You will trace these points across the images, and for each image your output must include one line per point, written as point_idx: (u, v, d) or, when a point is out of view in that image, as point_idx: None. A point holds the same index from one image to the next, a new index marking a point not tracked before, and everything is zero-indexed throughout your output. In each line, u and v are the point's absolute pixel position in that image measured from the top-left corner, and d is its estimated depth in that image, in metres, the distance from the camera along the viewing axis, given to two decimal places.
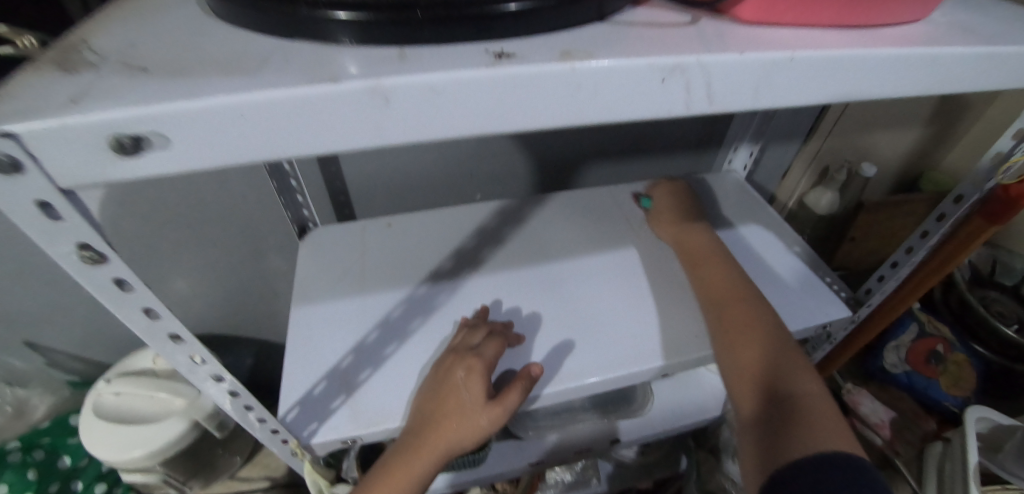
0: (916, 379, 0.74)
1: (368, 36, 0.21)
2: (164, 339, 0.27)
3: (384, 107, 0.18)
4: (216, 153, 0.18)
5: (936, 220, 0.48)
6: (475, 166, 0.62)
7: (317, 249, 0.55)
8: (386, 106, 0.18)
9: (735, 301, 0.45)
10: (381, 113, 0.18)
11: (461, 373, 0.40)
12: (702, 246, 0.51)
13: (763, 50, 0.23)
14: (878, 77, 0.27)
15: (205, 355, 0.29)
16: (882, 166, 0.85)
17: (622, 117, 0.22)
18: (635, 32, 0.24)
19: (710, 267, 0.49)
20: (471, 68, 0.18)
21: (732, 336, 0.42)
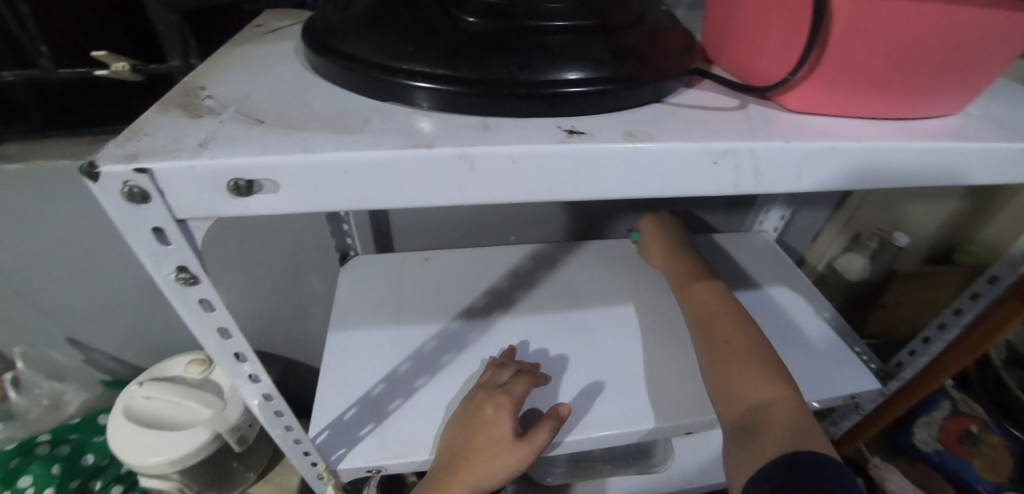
0: (950, 459, 0.70)
1: (455, 105, 0.24)
2: (229, 355, 0.29)
3: (468, 169, 0.22)
4: (317, 197, 0.22)
5: (971, 298, 0.48)
6: (513, 210, 0.64)
7: (357, 277, 0.58)
8: (470, 169, 0.22)
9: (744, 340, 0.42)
10: (465, 176, 0.22)
11: (490, 409, 0.41)
12: (716, 299, 0.47)
13: (808, 140, 0.25)
14: (914, 167, 0.28)
15: (258, 374, 0.32)
16: (915, 236, 0.85)
17: (673, 191, 0.25)
18: (685, 113, 0.27)
19: (721, 308, 0.46)
20: (543, 143, 0.22)
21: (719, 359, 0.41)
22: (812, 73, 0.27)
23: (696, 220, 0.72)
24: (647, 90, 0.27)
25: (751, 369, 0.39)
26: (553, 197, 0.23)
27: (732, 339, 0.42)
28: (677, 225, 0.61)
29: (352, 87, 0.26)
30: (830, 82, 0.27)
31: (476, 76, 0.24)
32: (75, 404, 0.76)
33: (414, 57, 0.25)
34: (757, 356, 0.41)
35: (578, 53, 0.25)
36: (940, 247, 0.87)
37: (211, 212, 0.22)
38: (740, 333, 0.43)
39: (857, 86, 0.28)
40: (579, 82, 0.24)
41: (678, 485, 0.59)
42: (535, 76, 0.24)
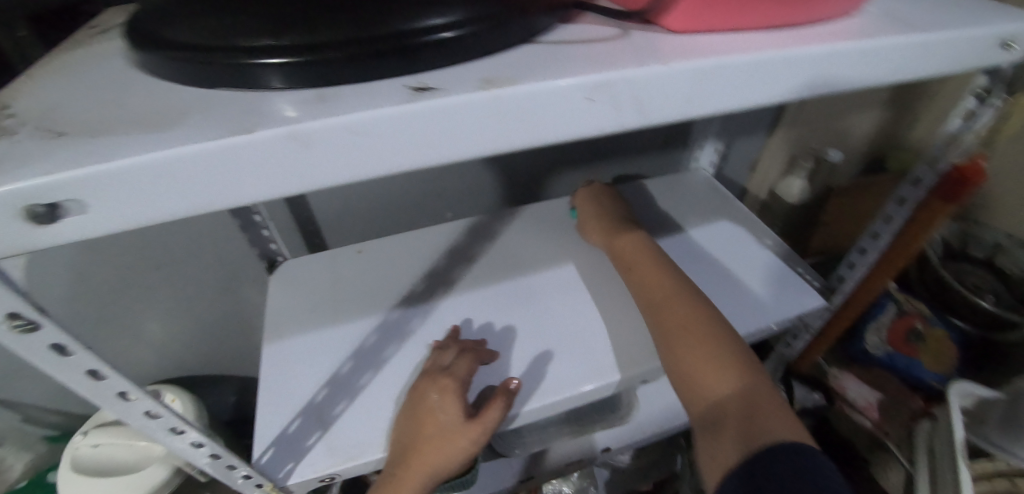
0: (898, 359, 0.73)
1: (302, 78, 0.21)
2: (112, 398, 0.27)
3: (306, 148, 0.19)
4: (144, 206, 0.19)
5: (898, 204, 0.47)
6: (443, 185, 0.62)
7: (287, 282, 0.55)
8: (308, 147, 0.19)
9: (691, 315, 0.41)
10: (306, 156, 0.20)
11: (434, 395, 0.39)
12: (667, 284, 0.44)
13: (690, 60, 0.23)
14: (811, 75, 0.27)
15: (153, 406, 0.29)
16: (849, 149, 0.86)
17: (556, 141, 0.23)
18: (559, 52, 0.24)
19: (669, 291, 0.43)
20: (389, 106, 0.20)
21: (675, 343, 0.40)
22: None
23: (633, 166, 0.71)
24: (514, 30, 0.24)
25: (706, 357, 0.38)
26: (419, 164, 0.21)
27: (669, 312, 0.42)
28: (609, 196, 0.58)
29: (183, 79, 0.23)
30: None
31: (323, 39, 0.21)
32: (19, 466, 0.72)
33: (249, 27, 0.22)
34: (704, 333, 0.40)
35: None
36: (873, 156, 0.89)
37: (14, 248, 0.18)
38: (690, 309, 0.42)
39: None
40: (443, 29, 0.22)
41: (648, 430, 0.59)
42: (391, 28, 0.22)
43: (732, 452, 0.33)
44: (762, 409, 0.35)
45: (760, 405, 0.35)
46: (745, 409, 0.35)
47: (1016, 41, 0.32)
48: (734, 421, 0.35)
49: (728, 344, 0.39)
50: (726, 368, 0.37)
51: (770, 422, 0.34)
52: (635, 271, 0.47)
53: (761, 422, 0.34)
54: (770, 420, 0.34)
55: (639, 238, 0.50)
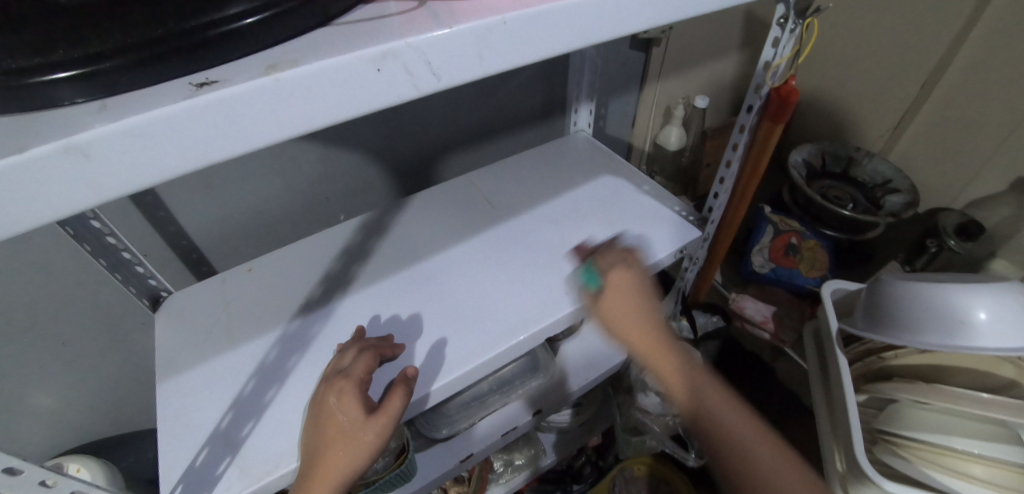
0: (781, 272, 0.83)
1: (100, 87, 0.20)
2: None
3: (85, 162, 0.18)
4: None
5: (739, 132, 0.52)
6: (327, 187, 0.61)
7: (175, 315, 0.52)
8: (87, 160, 0.18)
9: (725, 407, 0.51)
10: (83, 169, 0.18)
11: (333, 398, 0.40)
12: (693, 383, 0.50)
13: (470, 20, 0.24)
14: (601, 21, 0.28)
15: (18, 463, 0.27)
16: (716, 92, 0.93)
17: (356, 115, 0.23)
18: (350, 29, 0.24)
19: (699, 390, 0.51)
20: (163, 105, 0.19)
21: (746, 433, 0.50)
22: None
23: (518, 138, 0.74)
24: (312, 7, 0.24)
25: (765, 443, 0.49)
26: (214, 159, 0.21)
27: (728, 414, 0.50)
28: (610, 248, 0.52)
29: None
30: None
31: (115, 43, 0.20)
32: None
33: (17, 45, 0.19)
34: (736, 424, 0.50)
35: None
36: (739, 95, 0.97)
37: None
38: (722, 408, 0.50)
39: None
40: (248, 13, 0.22)
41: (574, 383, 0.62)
42: (188, 19, 0.21)
43: None
44: None
45: None
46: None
47: None
48: None
49: (756, 437, 0.50)
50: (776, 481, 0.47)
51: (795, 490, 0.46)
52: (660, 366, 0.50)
53: None
54: None
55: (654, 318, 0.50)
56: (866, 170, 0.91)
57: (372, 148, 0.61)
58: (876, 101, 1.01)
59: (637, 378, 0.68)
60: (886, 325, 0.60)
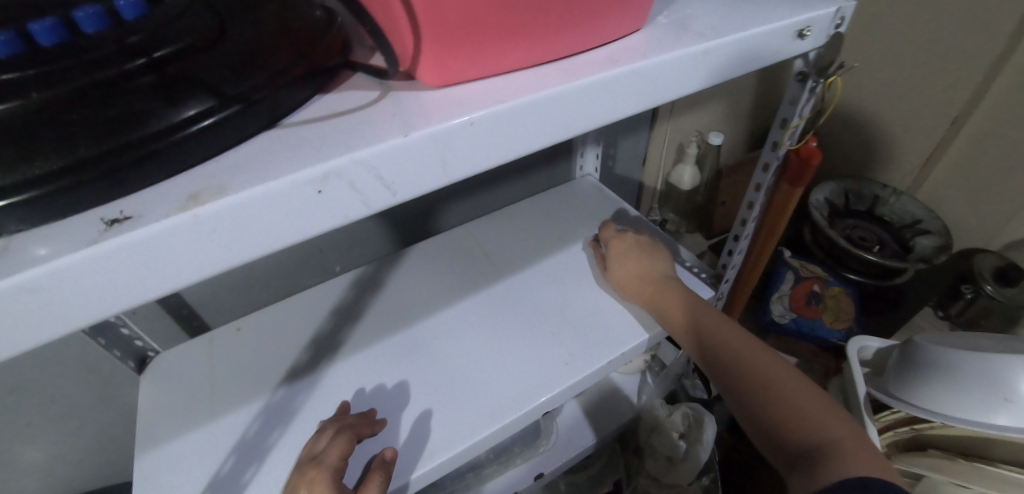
0: (803, 323, 0.78)
1: (39, 214, 0.18)
2: None
3: None
4: None
5: (755, 190, 0.49)
6: (322, 242, 0.59)
7: (160, 379, 0.50)
8: None
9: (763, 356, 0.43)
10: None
11: (304, 489, 0.37)
12: (717, 325, 0.46)
13: (429, 125, 0.22)
14: (585, 108, 0.27)
15: None
16: (732, 128, 0.90)
17: (294, 241, 0.21)
18: (303, 133, 0.22)
19: (729, 337, 0.45)
20: (63, 253, 0.17)
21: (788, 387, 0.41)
22: (424, 37, 0.23)
23: (524, 183, 0.71)
24: (262, 108, 0.22)
25: (810, 397, 0.40)
26: (130, 301, 0.19)
27: (761, 366, 0.42)
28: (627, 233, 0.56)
29: None
30: (451, 43, 0.24)
31: (52, 164, 0.18)
32: None
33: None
34: (781, 375, 0.42)
35: (170, 81, 0.20)
36: (756, 130, 0.94)
37: None
38: (763, 359, 0.43)
39: (479, 35, 0.24)
40: (203, 114, 0.20)
41: (579, 445, 0.59)
42: (128, 131, 0.19)
43: (805, 487, 0.35)
44: (853, 453, 0.36)
45: (838, 450, 0.36)
46: (809, 453, 0.37)
47: (811, 28, 0.35)
48: (807, 461, 0.36)
49: (803, 391, 0.40)
50: (823, 436, 0.37)
51: (851, 452, 0.36)
52: (677, 317, 0.47)
53: (841, 461, 0.35)
54: (853, 454, 0.36)
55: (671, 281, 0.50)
56: (894, 209, 0.87)
57: None
58: (901, 135, 0.96)
59: (647, 439, 0.63)
60: (915, 391, 0.56)
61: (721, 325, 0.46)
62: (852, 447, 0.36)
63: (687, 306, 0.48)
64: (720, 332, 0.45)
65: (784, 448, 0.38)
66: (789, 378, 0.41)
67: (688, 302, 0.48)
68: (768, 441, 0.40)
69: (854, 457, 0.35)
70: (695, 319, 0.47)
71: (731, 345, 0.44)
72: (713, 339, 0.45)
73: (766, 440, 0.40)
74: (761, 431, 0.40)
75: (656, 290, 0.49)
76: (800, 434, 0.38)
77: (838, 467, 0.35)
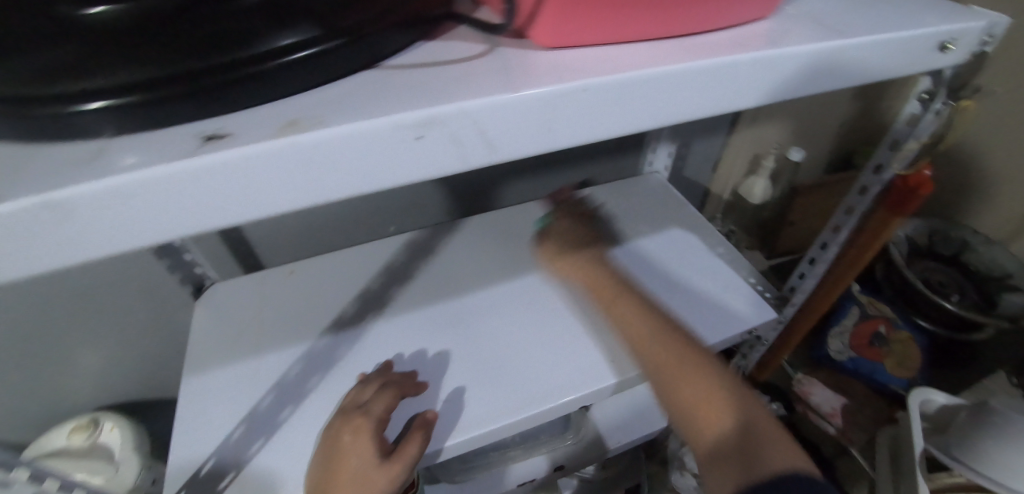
0: (862, 363, 0.72)
1: (129, 121, 0.18)
2: None
3: (63, 222, 0.16)
4: None
5: (846, 213, 0.46)
6: (383, 200, 0.59)
7: (214, 308, 0.51)
8: (66, 221, 0.16)
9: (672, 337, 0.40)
10: (59, 229, 0.17)
11: (348, 436, 0.37)
12: (634, 302, 0.43)
13: (540, 86, 0.20)
14: (700, 93, 0.25)
15: None
16: (817, 146, 0.84)
17: (383, 188, 0.20)
18: (406, 76, 0.21)
19: (647, 314, 0.42)
20: (159, 163, 0.17)
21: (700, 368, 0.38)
22: None
23: (588, 171, 0.69)
24: (363, 46, 0.21)
25: (722, 377, 0.38)
26: (216, 224, 0.19)
27: (671, 345, 0.40)
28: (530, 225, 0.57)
29: None
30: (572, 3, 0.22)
31: (147, 72, 0.17)
32: None
33: (20, 74, 0.17)
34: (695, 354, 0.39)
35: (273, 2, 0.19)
36: (842, 153, 0.88)
37: None
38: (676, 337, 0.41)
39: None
40: (301, 44, 0.19)
41: (604, 446, 0.57)
42: (228, 52, 0.18)
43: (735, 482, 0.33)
44: (770, 440, 0.34)
45: (759, 436, 0.34)
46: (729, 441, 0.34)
47: (956, 42, 0.31)
48: (733, 451, 0.34)
49: (717, 371, 0.38)
50: (742, 420, 0.35)
51: (770, 440, 0.34)
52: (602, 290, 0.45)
53: (762, 449, 0.33)
54: (768, 440, 0.34)
55: (581, 256, 0.49)
56: (983, 259, 0.78)
57: None
58: (1005, 180, 0.88)
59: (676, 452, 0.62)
60: (976, 458, 0.52)
61: (633, 304, 0.43)
62: (766, 430, 0.35)
63: (603, 282, 0.46)
64: (640, 308, 0.43)
65: (703, 432, 0.36)
66: (703, 359, 0.39)
67: (597, 274, 0.46)
68: (688, 429, 0.37)
69: (778, 448, 0.33)
70: (617, 298, 0.44)
71: (645, 326, 0.42)
72: (632, 318, 0.42)
73: (684, 425, 0.37)
74: (677, 412, 0.38)
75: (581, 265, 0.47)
76: (715, 416, 0.36)
77: (767, 459, 0.33)
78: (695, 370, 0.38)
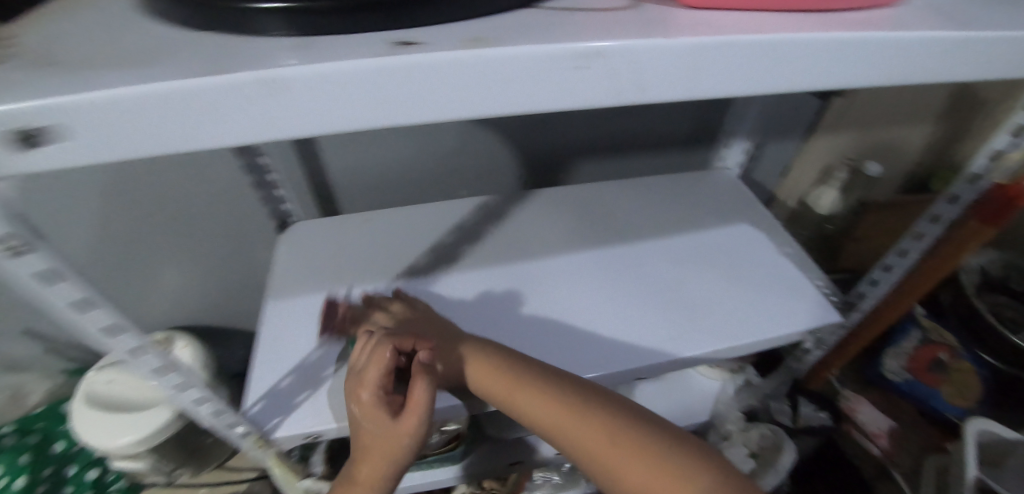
0: (917, 387, 0.71)
1: (296, 24, 0.20)
2: (75, 304, 0.26)
3: (274, 96, 0.19)
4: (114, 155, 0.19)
5: (931, 220, 0.46)
6: (458, 162, 0.62)
7: (295, 243, 0.55)
8: (278, 96, 0.19)
9: (599, 421, 0.35)
10: (272, 102, 0.19)
11: (359, 407, 0.38)
12: (545, 394, 0.37)
13: (694, 35, 0.22)
14: (828, 66, 0.25)
15: (118, 326, 0.29)
16: (894, 163, 0.81)
17: (539, 111, 0.22)
18: (559, 17, 0.23)
19: (562, 403, 0.36)
20: (362, 57, 0.19)
21: (646, 448, 0.34)
22: None
23: (657, 160, 0.70)
24: None
25: (677, 449, 0.34)
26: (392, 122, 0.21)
27: (600, 434, 0.35)
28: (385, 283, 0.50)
29: (187, 20, 0.22)
30: None
31: None
32: (35, 397, 0.75)
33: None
34: (635, 431, 0.35)
35: None
36: (918, 175, 0.84)
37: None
38: (605, 419, 0.35)
39: None
40: None
41: None
42: None
43: None
44: None
45: None
46: None
47: None
48: None
49: (663, 443, 0.34)
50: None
51: None
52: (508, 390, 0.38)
53: None
54: None
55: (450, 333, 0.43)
56: None
57: (513, 133, 0.60)
58: None
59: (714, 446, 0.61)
60: None
61: (543, 397, 0.37)
62: None
63: (502, 373, 0.39)
64: (558, 398, 0.37)
65: None
66: (644, 436, 0.34)
67: (492, 361, 0.40)
68: None
69: None
70: (523, 397, 0.38)
71: (566, 418, 0.36)
72: (549, 415, 0.36)
73: None
74: None
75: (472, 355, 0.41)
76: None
77: None
78: (637, 454, 0.33)
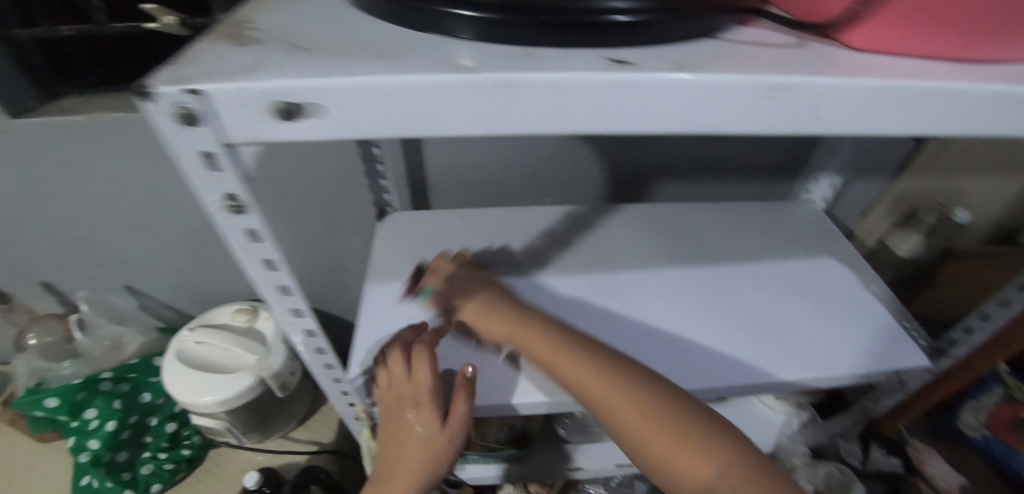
0: (996, 445, 0.68)
1: (484, 31, 0.24)
2: (258, 262, 0.30)
3: (505, 98, 0.22)
4: (340, 129, 0.22)
5: None
6: (548, 170, 0.64)
7: (393, 231, 0.59)
8: (508, 97, 0.22)
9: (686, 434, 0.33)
10: (505, 100, 0.22)
11: (410, 412, 0.41)
12: (625, 397, 0.35)
13: (874, 77, 0.23)
14: (992, 116, 0.25)
15: (288, 286, 0.33)
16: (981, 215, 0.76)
17: (719, 131, 0.24)
18: (736, 49, 0.26)
19: (645, 408, 0.35)
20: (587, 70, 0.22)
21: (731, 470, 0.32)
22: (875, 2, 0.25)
23: (739, 186, 0.70)
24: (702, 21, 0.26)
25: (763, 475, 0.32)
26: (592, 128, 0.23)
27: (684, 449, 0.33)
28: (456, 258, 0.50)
29: (402, 19, 0.26)
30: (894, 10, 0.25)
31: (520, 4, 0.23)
32: (134, 345, 0.85)
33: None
34: (720, 450, 0.33)
35: None
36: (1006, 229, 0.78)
37: (256, 136, 0.22)
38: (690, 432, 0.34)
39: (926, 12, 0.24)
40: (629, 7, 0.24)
41: None
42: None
43: None
44: None
45: None
46: None
47: None
48: None
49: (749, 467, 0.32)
50: None
51: None
52: (587, 390, 0.37)
53: None
54: None
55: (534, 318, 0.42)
56: None
57: (603, 147, 0.63)
58: None
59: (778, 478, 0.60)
60: None
61: (623, 402, 0.35)
62: None
63: (581, 368, 0.38)
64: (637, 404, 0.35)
65: None
66: (729, 458, 0.33)
67: (571, 355, 0.38)
68: None
69: None
70: (603, 395, 0.36)
71: (646, 426, 0.34)
72: (627, 421, 0.35)
73: None
74: None
75: (549, 347, 0.40)
76: None
77: None
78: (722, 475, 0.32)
